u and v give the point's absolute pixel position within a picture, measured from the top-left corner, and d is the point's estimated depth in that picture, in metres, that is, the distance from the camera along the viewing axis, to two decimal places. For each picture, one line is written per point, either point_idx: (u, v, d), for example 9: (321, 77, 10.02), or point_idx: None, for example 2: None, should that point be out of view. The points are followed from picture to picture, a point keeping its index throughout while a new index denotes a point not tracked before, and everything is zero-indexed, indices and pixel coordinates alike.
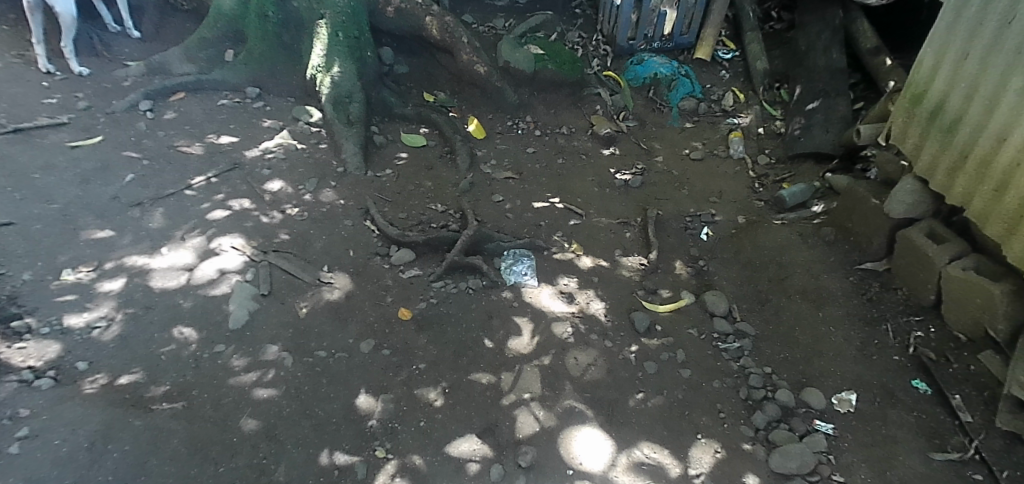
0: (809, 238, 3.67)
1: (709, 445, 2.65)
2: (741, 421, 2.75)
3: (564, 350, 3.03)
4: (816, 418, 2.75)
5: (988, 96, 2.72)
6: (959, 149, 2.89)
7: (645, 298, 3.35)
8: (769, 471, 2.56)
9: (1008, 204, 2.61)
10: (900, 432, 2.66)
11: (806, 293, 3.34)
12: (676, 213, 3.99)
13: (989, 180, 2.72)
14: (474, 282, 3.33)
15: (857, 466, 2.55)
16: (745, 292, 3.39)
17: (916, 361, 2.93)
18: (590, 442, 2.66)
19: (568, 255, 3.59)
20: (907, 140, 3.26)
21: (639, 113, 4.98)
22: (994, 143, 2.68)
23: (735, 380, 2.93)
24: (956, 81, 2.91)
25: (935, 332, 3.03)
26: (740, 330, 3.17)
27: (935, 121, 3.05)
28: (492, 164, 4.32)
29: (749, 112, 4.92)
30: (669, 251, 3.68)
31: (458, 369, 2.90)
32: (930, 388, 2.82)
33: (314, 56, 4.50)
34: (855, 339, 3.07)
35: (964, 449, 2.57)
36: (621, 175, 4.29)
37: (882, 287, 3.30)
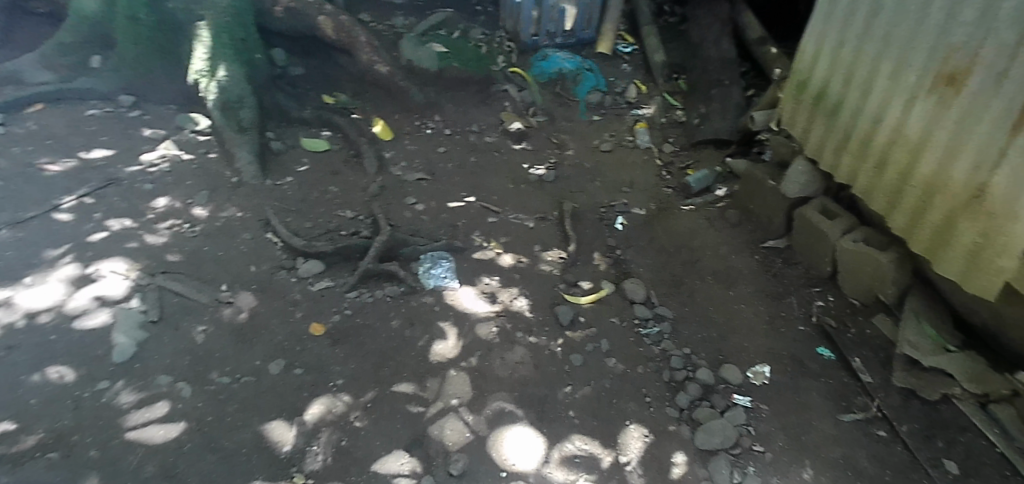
0: (715, 222, 3.86)
1: (638, 430, 2.67)
2: (666, 402, 2.79)
3: (490, 351, 2.94)
4: (735, 392, 2.83)
5: (863, 80, 2.92)
6: (842, 131, 3.08)
7: (567, 291, 3.33)
8: (695, 449, 2.61)
9: (889, 178, 2.79)
10: (811, 399, 2.80)
11: (717, 274, 3.47)
12: (591, 204, 4.01)
13: (870, 157, 2.90)
14: (392, 289, 3.18)
15: (774, 435, 2.66)
16: (661, 277, 3.46)
17: (820, 329, 3.13)
18: (522, 441, 2.60)
19: (489, 255, 3.49)
20: (797, 124, 3.47)
21: (548, 107, 4.96)
22: (872, 124, 2.87)
23: (658, 364, 2.96)
24: (835, 69, 3.11)
25: (834, 300, 3.26)
26: (659, 313, 3.22)
27: (820, 106, 3.24)
28: (403, 166, 4.14)
29: (652, 103, 5.04)
30: (587, 243, 3.68)
31: (379, 382, 2.75)
32: (833, 354, 3.00)
33: (196, 60, 4.11)
34: (764, 314, 3.23)
35: (867, 408, 2.74)
36: (535, 170, 4.27)
37: (784, 263, 3.53)
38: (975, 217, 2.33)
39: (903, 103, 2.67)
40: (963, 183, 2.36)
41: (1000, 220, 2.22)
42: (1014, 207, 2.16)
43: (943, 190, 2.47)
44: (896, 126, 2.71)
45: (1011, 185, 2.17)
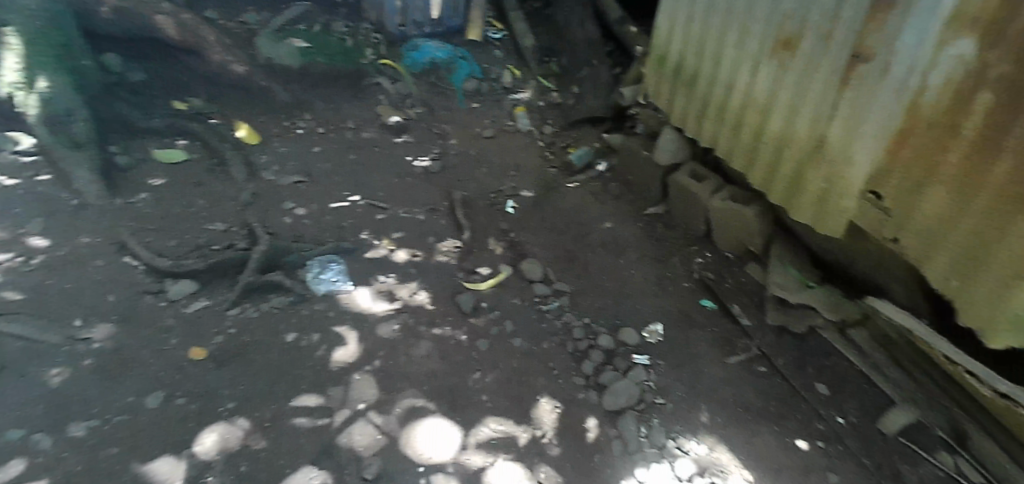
0: (600, 196, 4.04)
1: (549, 402, 2.74)
2: (573, 372, 2.88)
3: (394, 349, 2.88)
4: (634, 353, 2.98)
5: (714, 50, 3.14)
6: (701, 98, 3.30)
7: (466, 279, 3.32)
8: (604, 412, 2.72)
9: (745, 138, 3.01)
10: (700, 348, 3.01)
11: (607, 245, 3.63)
12: (480, 191, 4.03)
13: (728, 121, 3.12)
14: (279, 300, 3.00)
15: (672, 386, 2.83)
16: (556, 253, 3.56)
17: (701, 283, 3.37)
18: (435, 432, 2.57)
19: (382, 252, 3.39)
20: (661, 96, 3.68)
21: (424, 98, 4.89)
22: (726, 90, 3.10)
23: (561, 337, 3.05)
24: (688, 42, 3.33)
25: (711, 256, 3.53)
26: (557, 289, 3.31)
27: (680, 77, 3.46)
28: (276, 170, 3.90)
29: (527, 87, 5.14)
30: (481, 229, 3.69)
31: (276, 398, 2.60)
32: (715, 305, 3.25)
33: (6, 71, 3.54)
34: (652, 276, 3.43)
35: (749, 349, 3.00)
36: (420, 162, 4.22)
37: (665, 227, 3.77)
38: (819, 164, 2.56)
39: (750, 68, 2.90)
40: (808, 135, 2.60)
41: (839, 165, 2.45)
42: (849, 151, 2.39)
43: (792, 143, 2.70)
44: (747, 90, 2.94)
45: (844, 131, 2.40)
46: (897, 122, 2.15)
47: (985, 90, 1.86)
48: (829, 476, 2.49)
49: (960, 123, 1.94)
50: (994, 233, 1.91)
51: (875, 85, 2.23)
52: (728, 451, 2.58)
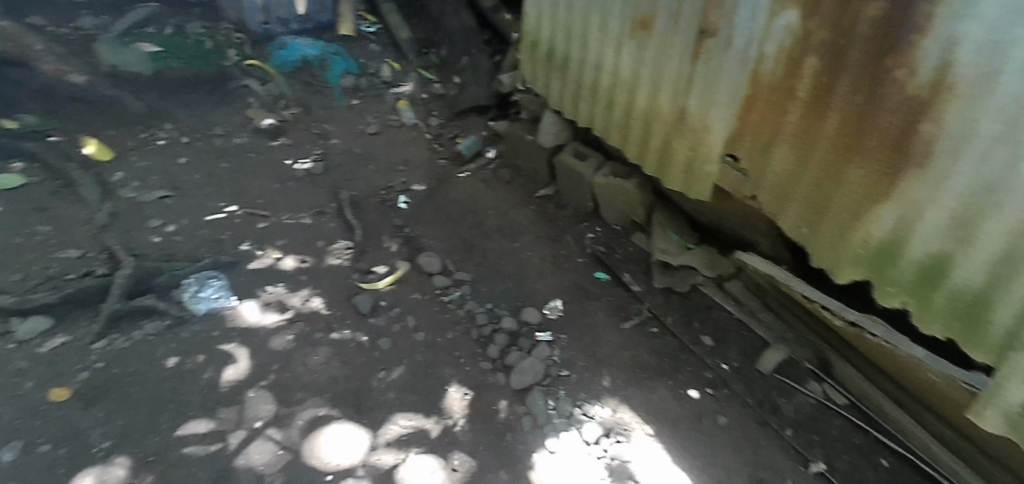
0: (491, 184, 4.09)
1: (458, 391, 2.76)
2: (479, 358, 2.91)
3: (290, 360, 2.77)
4: (536, 331, 3.06)
5: (580, 33, 3.26)
6: (574, 80, 3.41)
7: (362, 279, 3.24)
8: (512, 391, 2.77)
9: (618, 114, 3.16)
10: (598, 318, 3.15)
11: (502, 231, 3.70)
12: (369, 189, 3.95)
13: (600, 99, 3.25)
14: (153, 326, 2.78)
15: (575, 358, 2.94)
16: (452, 243, 3.57)
17: (594, 257, 3.52)
18: (341, 438, 2.52)
19: (267, 261, 3.25)
20: (538, 80, 3.77)
21: (300, 98, 4.69)
22: (596, 70, 3.22)
23: (465, 325, 3.06)
24: (556, 26, 3.43)
25: (601, 230, 3.69)
26: (458, 279, 3.32)
27: (552, 61, 3.56)
28: (135, 186, 3.60)
29: (408, 80, 5.08)
30: (374, 228, 3.62)
31: (159, 430, 2.43)
32: (608, 275, 3.40)
33: None
34: (547, 256, 3.53)
35: (641, 313, 3.18)
36: (301, 165, 4.06)
37: (556, 207, 3.89)
38: (683, 134, 2.74)
39: (614, 48, 3.04)
40: (670, 108, 2.77)
41: (700, 133, 2.64)
42: (707, 119, 2.59)
43: (658, 117, 2.87)
44: (614, 69, 3.08)
45: (701, 102, 2.58)
46: (743, 90, 2.35)
47: (810, 55, 2.07)
48: (719, 418, 2.69)
49: (793, 87, 2.15)
50: (831, 183, 2.13)
51: (722, 57, 2.41)
52: (630, 410, 2.73)
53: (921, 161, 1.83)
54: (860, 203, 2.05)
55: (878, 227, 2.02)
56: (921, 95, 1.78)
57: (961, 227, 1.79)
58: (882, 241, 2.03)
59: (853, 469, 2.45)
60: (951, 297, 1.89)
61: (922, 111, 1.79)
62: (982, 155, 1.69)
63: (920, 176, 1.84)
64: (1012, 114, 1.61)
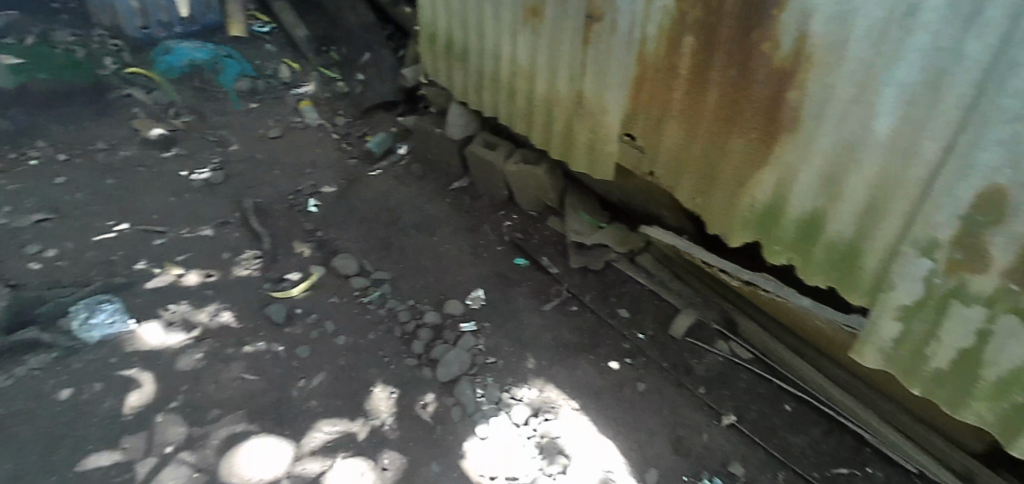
0: (404, 180, 4.06)
1: (384, 390, 2.74)
2: (404, 355, 2.89)
3: (199, 379, 2.66)
4: (460, 322, 3.07)
5: (475, 23, 3.28)
6: (475, 71, 3.43)
7: (275, 288, 3.13)
8: (439, 384, 2.77)
9: (520, 102, 3.20)
10: (520, 303, 3.21)
11: (418, 226, 3.67)
12: (276, 195, 3.81)
13: (502, 88, 3.29)
14: (39, 360, 2.61)
15: (501, 345, 2.98)
16: (369, 243, 3.52)
17: (512, 244, 3.57)
18: (261, 452, 2.45)
19: (168, 278, 3.08)
20: (440, 72, 3.76)
21: (191, 105, 4.45)
22: (494, 60, 3.26)
23: (387, 324, 3.03)
24: (451, 18, 3.43)
25: (517, 217, 3.74)
26: (376, 278, 3.27)
27: (452, 53, 3.56)
28: (6, 212, 3.32)
29: (309, 80, 4.92)
30: (283, 234, 3.50)
31: (56, 469, 2.31)
32: (527, 261, 3.46)
33: None
34: (466, 247, 3.55)
35: (561, 293, 3.26)
36: (198, 175, 3.85)
37: (472, 198, 3.91)
38: (583, 117, 2.83)
39: (509, 37, 3.08)
40: (568, 93, 2.85)
41: (598, 115, 2.74)
42: (602, 101, 2.68)
43: (558, 102, 2.95)
44: (511, 58, 3.12)
45: (596, 84, 2.67)
46: (632, 71, 2.46)
47: (687, 34, 2.18)
48: (638, 385, 2.82)
49: (676, 65, 2.27)
50: (718, 153, 2.27)
51: (609, 40, 2.50)
52: (556, 389, 2.80)
53: (791, 127, 1.98)
54: (744, 171, 2.20)
55: (761, 191, 2.17)
56: (784, 66, 1.93)
57: (830, 185, 1.96)
58: (766, 204, 2.18)
59: (761, 417, 2.64)
60: (828, 249, 2.06)
61: (787, 81, 1.94)
62: (841, 118, 1.85)
63: (792, 141, 2.00)
64: (861, 78, 1.77)
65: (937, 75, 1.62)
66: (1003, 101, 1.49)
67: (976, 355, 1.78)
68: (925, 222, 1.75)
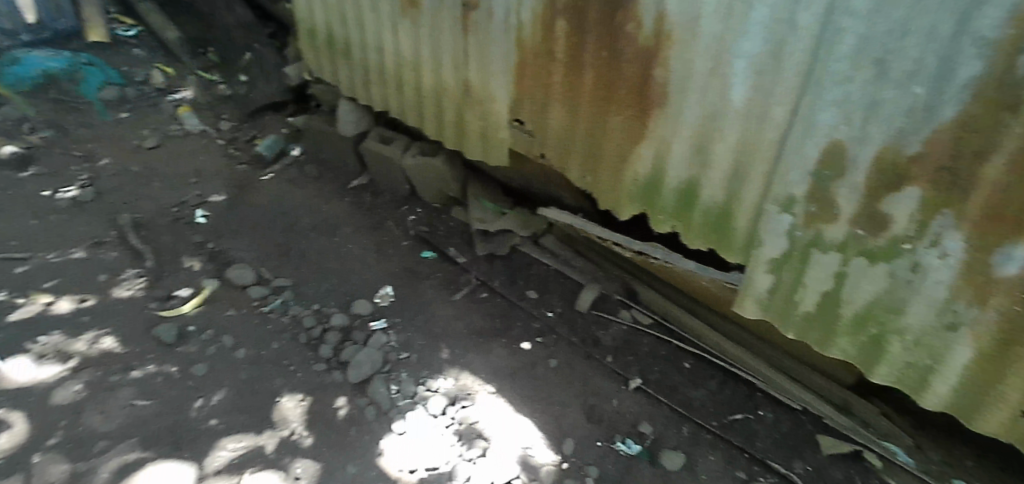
0: (300, 182, 3.92)
1: (292, 398, 2.66)
2: (312, 360, 2.81)
3: (80, 411, 2.48)
4: (370, 321, 3.02)
5: (354, 17, 3.21)
6: (360, 65, 3.36)
7: (163, 307, 2.95)
8: (351, 386, 2.72)
9: (409, 93, 3.17)
10: (429, 295, 3.20)
11: (318, 228, 3.57)
12: (158, 209, 3.57)
13: (389, 81, 3.24)
14: None
15: (413, 339, 2.97)
16: (266, 250, 3.38)
17: (418, 238, 3.54)
18: (159, 480, 2.32)
19: (35, 308, 2.86)
20: (324, 68, 3.66)
21: (49, 118, 4.07)
22: (378, 53, 3.21)
23: (293, 332, 2.93)
24: (329, 12, 3.35)
25: (421, 210, 3.72)
26: (277, 286, 3.15)
27: (334, 48, 3.48)
28: None
29: (187, 84, 4.62)
30: (169, 249, 3.30)
31: None
32: (434, 253, 3.46)
33: None
34: (370, 245, 3.49)
35: (470, 282, 3.28)
36: (64, 193, 3.56)
37: (372, 195, 3.84)
38: (472, 105, 2.85)
39: (389, 29, 3.04)
40: (455, 82, 2.86)
41: (485, 102, 2.77)
42: (488, 88, 2.72)
43: (445, 92, 2.95)
44: (395, 50, 3.09)
45: (480, 73, 2.70)
46: (513, 57, 2.51)
47: (558, 18, 2.26)
48: (550, 362, 2.90)
49: (552, 49, 2.35)
50: (600, 131, 2.37)
51: (488, 28, 2.54)
52: (472, 376, 2.82)
53: (662, 102, 2.11)
54: (625, 146, 2.31)
55: (642, 165, 2.29)
56: (649, 44, 2.04)
57: (701, 154, 2.10)
58: (647, 176, 2.31)
59: (664, 377, 2.79)
60: (706, 214, 2.21)
61: (654, 58, 2.05)
62: (703, 90, 1.99)
63: (664, 114, 2.13)
64: (715, 52, 1.90)
65: (778, 45, 1.77)
66: (833, 65, 1.68)
67: (836, 297, 1.98)
68: (782, 181, 1.92)
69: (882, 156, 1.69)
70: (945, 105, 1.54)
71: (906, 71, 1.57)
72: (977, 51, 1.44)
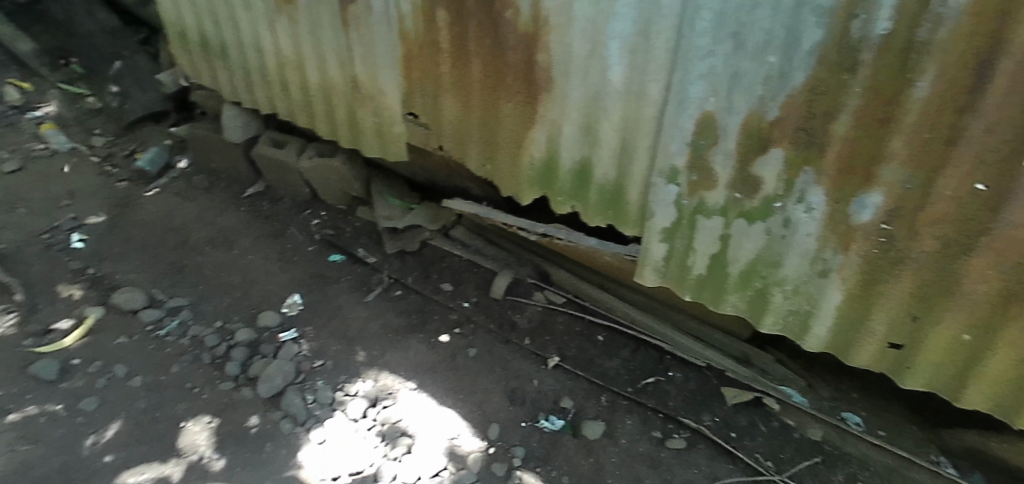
0: (189, 195, 3.70)
1: (199, 421, 2.53)
2: (218, 379, 2.68)
3: None
4: (279, 332, 2.91)
5: (227, 17, 3.06)
6: (240, 67, 3.21)
7: (40, 343, 2.75)
8: (263, 401, 2.62)
9: (296, 93, 3.06)
10: (340, 299, 3.13)
11: (213, 241, 3.39)
12: (26, 237, 3.27)
13: (274, 82, 3.12)
14: None
15: (327, 345, 2.89)
16: (158, 270, 3.17)
17: (324, 241, 3.44)
18: None
19: None
20: (202, 73, 3.46)
21: None
22: (258, 54, 3.08)
23: (194, 352, 2.78)
24: (200, 13, 3.18)
25: (325, 213, 3.61)
26: (172, 306, 2.97)
27: (209, 52, 3.30)
28: None
29: (48, 98, 4.22)
30: (43, 280, 3.04)
31: None
32: (342, 255, 3.37)
33: None
34: (273, 253, 3.36)
35: (383, 280, 3.23)
36: None
37: (271, 202, 3.69)
38: (363, 101, 2.79)
39: (267, 28, 2.92)
40: (342, 79, 2.79)
41: (376, 98, 2.73)
42: (378, 84, 2.68)
43: (334, 89, 2.87)
44: (275, 49, 2.98)
45: (367, 68, 2.66)
46: (399, 50, 2.48)
47: (439, 9, 2.26)
48: (470, 351, 2.92)
49: (436, 40, 2.35)
50: (493, 118, 2.39)
51: (369, 21, 2.49)
52: (391, 374, 2.79)
53: (548, 86, 2.16)
54: (518, 131, 2.35)
55: (537, 148, 2.34)
56: (528, 30, 2.08)
57: (589, 133, 2.18)
58: (543, 160, 2.36)
59: (580, 352, 2.89)
60: (601, 191, 2.29)
61: (535, 43, 2.10)
62: (585, 72, 2.06)
63: (551, 98, 2.18)
64: (591, 34, 1.97)
65: (647, 24, 1.86)
66: (696, 41, 1.79)
67: (723, 258, 2.13)
68: (665, 153, 2.03)
69: (748, 122, 1.83)
70: (796, 71, 1.68)
71: (759, 42, 1.70)
72: (816, 19, 1.59)
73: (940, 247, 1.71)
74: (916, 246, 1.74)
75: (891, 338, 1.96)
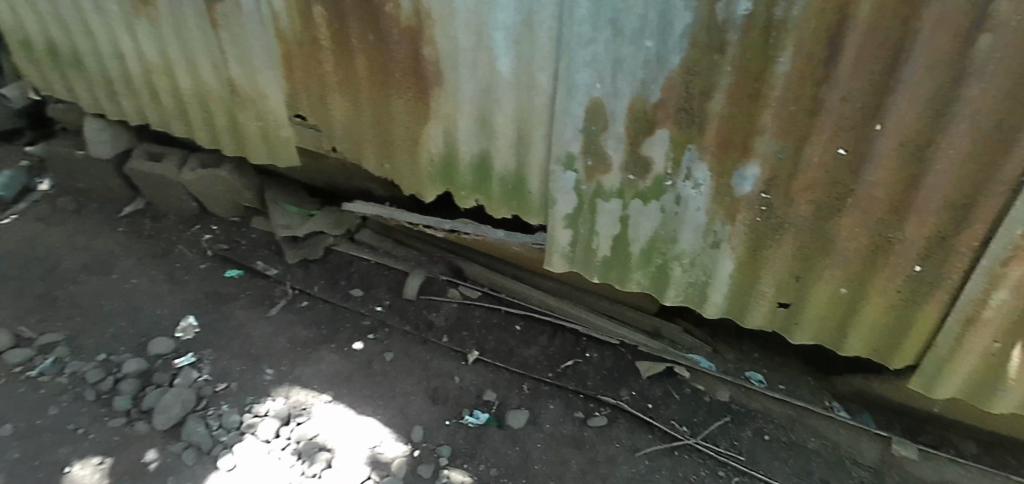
0: (55, 220, 3.36)
1: (87, 464, 2.32)
2: (107, 417, 2.46)
3: None
4: (175, 359, 2.71)
5: (77, 21, 2.79)
6: (100, 76, 2.94)
7: None
8: (161, 434, 2.43)
9: (168, 101, 2.84)
10: (241, 316, 2.95)
11: (89, 268, 3.10)
12: None
13: (140, 90, 2.88)
14: None
15: (230, 367, 2.72)
16: (24, 305, 2.87)
17: (218, 257, 3.23)
18: None
19: None
20: (55, 85, 3.14)
21: None
22: (119, 61, 2.83)
23: (75, 390, 2.53)
24: (44, 19, 2.87)
25: (216, 227, 3.39)
26: (45, 343, 2.69)
27: (61, 61, 3.00)
28: None
29: None
30: None
31: None
32: (240, 270, 3.18)
33: None
34: (161, 275, 3.11)
35: (287, 292, 3.08)
36: None
37: (154, 220, 3.41)
38: (244, 106, 2.63)
39: (125, 32, 2.69)
40: (218, 83, 2.62)
41: (258, 101, 2.58)
42: (258, 87, 2.53)
43: (210, 95, 2.69)
44: (138, 55, 2.75)
45: (244, 70, 2.51)
46: (277, 50, 2.35)
47: (315, 5, 2.16)
48: (386, 355, 2.84)
49: (316, 38, 2.25)
50: (385, 116, 2.33)
51: (241, 21, 2.35)
52: (302, 389, 2.67)
53: (438, 80, 2.13)
54: (413, 128, 2.30)
55: (434, 144, 2.30)
56: (411, 24, 2.04)
57: (484, 126, 2.17)
58: (442, 155, 2.32)
59: (499, 344, 2.89)
60: (503, 182, 2.29)
61: (419, 37, 2.06)
62: (473, 64, 2.04)
63: (442, 92, 2.15)
64: (474, 26, 1.96)
65: (527, 14, 1.87)
66: (576, 28, 1.81)
67: (624, 238, 2.19)
68: (559, 141, 2.05)
69: (633, 106, 1.88)
70: (671, 54, 1.75)
71: (635, 28, 1.75)
72: (684, 3, 1.66)
73: (814, 211, 1.84)
74: (793, 211, 1.87)
75: (779, 299, 2.10)
